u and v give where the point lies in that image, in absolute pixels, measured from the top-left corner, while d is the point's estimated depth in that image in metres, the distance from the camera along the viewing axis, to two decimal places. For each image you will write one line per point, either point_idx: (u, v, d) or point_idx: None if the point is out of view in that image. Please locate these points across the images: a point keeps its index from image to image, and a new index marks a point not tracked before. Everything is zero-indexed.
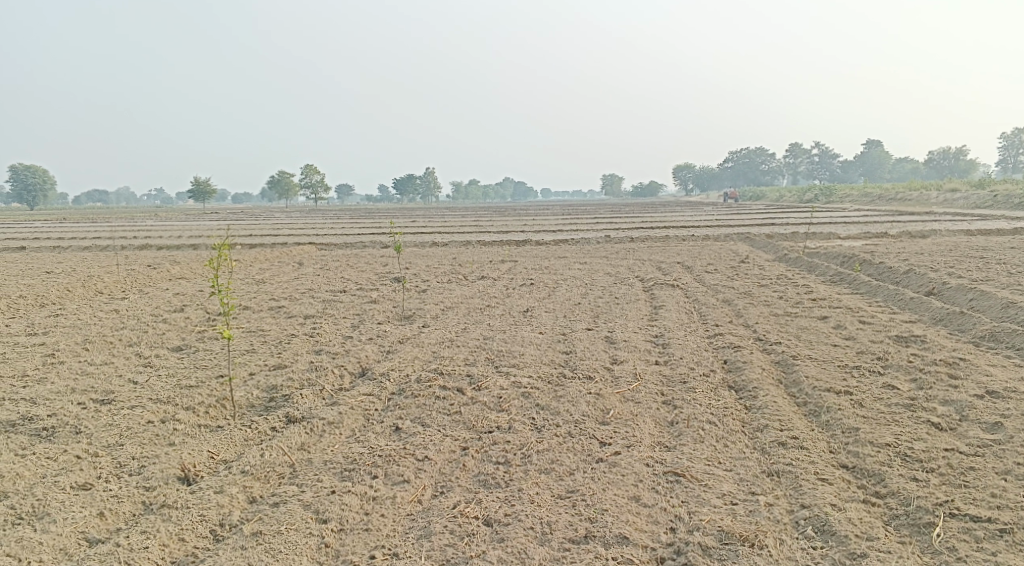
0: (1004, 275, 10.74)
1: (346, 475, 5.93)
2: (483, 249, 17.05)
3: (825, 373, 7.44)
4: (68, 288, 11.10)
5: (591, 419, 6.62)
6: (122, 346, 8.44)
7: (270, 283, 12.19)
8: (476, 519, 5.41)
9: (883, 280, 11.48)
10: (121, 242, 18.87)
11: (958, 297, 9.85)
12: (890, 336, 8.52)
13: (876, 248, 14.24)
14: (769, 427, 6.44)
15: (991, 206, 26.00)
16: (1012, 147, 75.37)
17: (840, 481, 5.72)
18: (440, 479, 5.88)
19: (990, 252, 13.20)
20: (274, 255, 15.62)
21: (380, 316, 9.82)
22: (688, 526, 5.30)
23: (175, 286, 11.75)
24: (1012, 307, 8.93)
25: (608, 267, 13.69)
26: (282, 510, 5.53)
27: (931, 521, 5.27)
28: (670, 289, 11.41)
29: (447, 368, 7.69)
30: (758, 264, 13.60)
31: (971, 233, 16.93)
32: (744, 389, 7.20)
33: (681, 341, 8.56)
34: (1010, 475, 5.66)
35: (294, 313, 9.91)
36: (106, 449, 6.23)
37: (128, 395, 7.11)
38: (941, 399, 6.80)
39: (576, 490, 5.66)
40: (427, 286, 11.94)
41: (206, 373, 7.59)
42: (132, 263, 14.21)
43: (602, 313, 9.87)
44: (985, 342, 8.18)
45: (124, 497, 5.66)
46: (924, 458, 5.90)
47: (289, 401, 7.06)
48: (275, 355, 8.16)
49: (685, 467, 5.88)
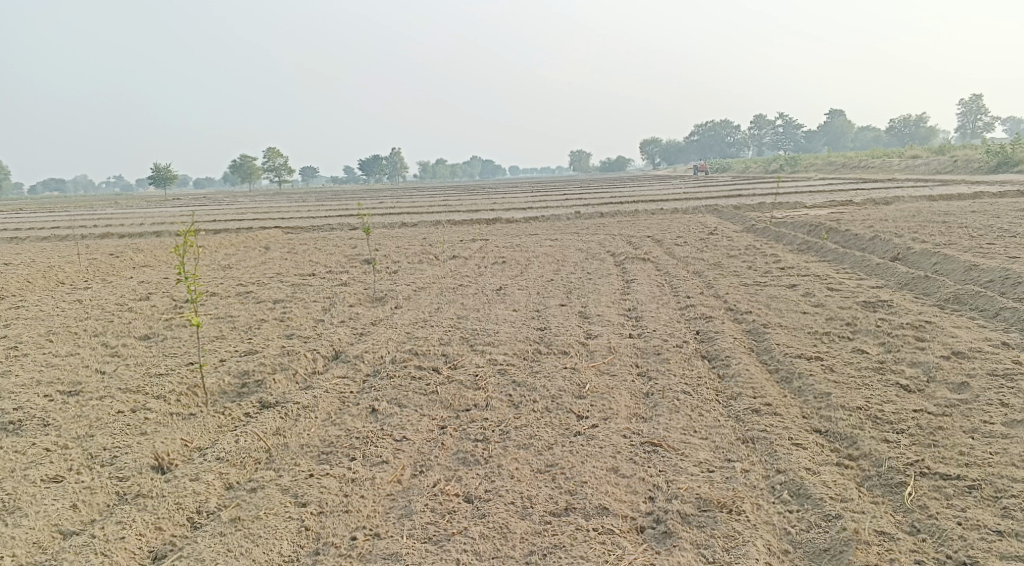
0: (966, 239, 10.96)
1: (324, 458, 5.89)
2: (454, 228, 16.93)
3: (796, 340, 7.54)
4: (28, 279, 10.82)
5: (568, 393, 6.64)
6: (87, 336, 8.26)
7: (237, 268, 12.01)
8: (457, 497, 5.42)
9: (850, 248, 11.64)
10: (81, 231, 18.41)
11: (922, 262, 10.03)
12: (858, 302, 8.66)
13: (841, 216, 14.41)
14: (743, 395, 6.52)
15: (952, 171, 26.44)
16: (970, 114, 76.88)
17: (814, 445, 5.81)
18: (419, 458, 5.87)
19: (952, 215, 13.49)
20: (240, 240, 15.38)
21: (352, 298, 9.73)
22: (667, 494, 5.36)
23: (140, 274, 11.51)
24: (975, 269, 9.12)
25: (579, 243, 13.70)
26: (260, 495, 5.48)
27: (903, 480, 5.38)
28: (641, 263, 11.45)
29: (421, 348, 7.65)
30: (727, 235, 13.71)
31: (933, 199, 17.17)
32: (717, 359, 7.28)
33: (654, 314, 8.62)
34: (977, 433, 5.80)
35: (263, 298, 9.78)
36: (77, 440, 6.11)
37: (96, 385, 6.96)
38: (909, 362, 6.93)
39: (555, 464, 5.68)
40: (398, 267, 11.85)
41: (176, 361, 7.46)
42: (94, 252, 13.89)
43: (575, 289, 9.88)
44: (949, 305, 8.34)
45: (96, 488, 5.57)
46: (894, 419, 6.02)
47: (262, 386, 6.98)
48: (245, 340, 8.05)
49: (662, 437, 5.93)
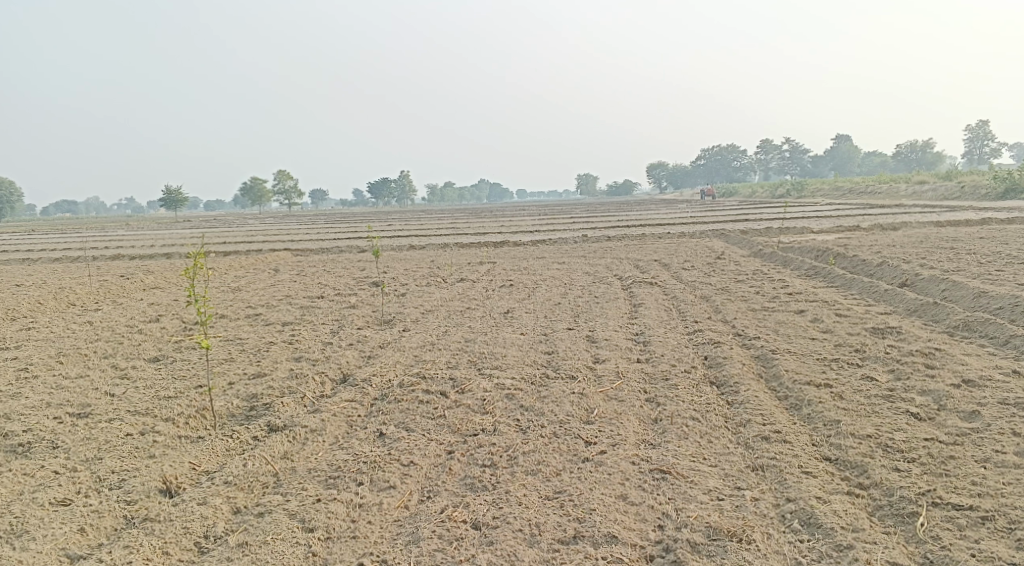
0: (974, 265, 10.94)
1: (332, 483, 5.88)
2: (462, 251, 16.98)
3: (804, 366, 7.52)
4: (39, 300, 10.89)
5: (576, 419, 6.63)
6: (97, 358, 8.30)
7: (246, 290, 12.07)
8: (465, 523, 5.39)
9: (858, 273, 11.63)
10: (92, 252, 18.53)
11: (931, 288, 10.01)
12: (867, 328, 8.63)
13: (849, 241, 14.41)
14: (752, 422, 6.49)
15: (959, 197, 26.45)
16: (977, 139, 76.96)
17: (824, 474, 5.77)
18: (426, 484, 5.85)
19: (960, 241, 13.48)
20: (250, 262, 15.46)
21: (360, 321, 9.76)
22: (677, 522, 5.33)
23: (150, 296, 11.58)
24: (984, 296, 9.09)
25: (586, 266, 13.73)
26: (268, 520, 5.47)
27: (914, 510, 5.34)
28: (649, 287, 11.45)
29: (429, 372, 7.65)
30: (734, 260, 13.72)
31: (941, 224, 17.17)
32: (725, 385, 7.26)
33: (662, 339, 8.61)
34: (989, 463, 5.76)
35: (272, 321, 9.81)
36: (85, 463, 6.12)
37: (105, 407, 6.98)
38: (919, 389, 6.90)
39: (563, 491, 5.66)
40: (406, 290, 11.89)
41: (185, 383, 7.48)
42: (104, 274, 13.98)
43: (582, 313, 9.88)
44: (958, 332, 8.31)
45: (104, 511, 5.57)
46: (905, 448, 5.98)
47: (271, 409, 6.98)
48: (254, 363, 8.07)
49: (670, 464, 5.91)
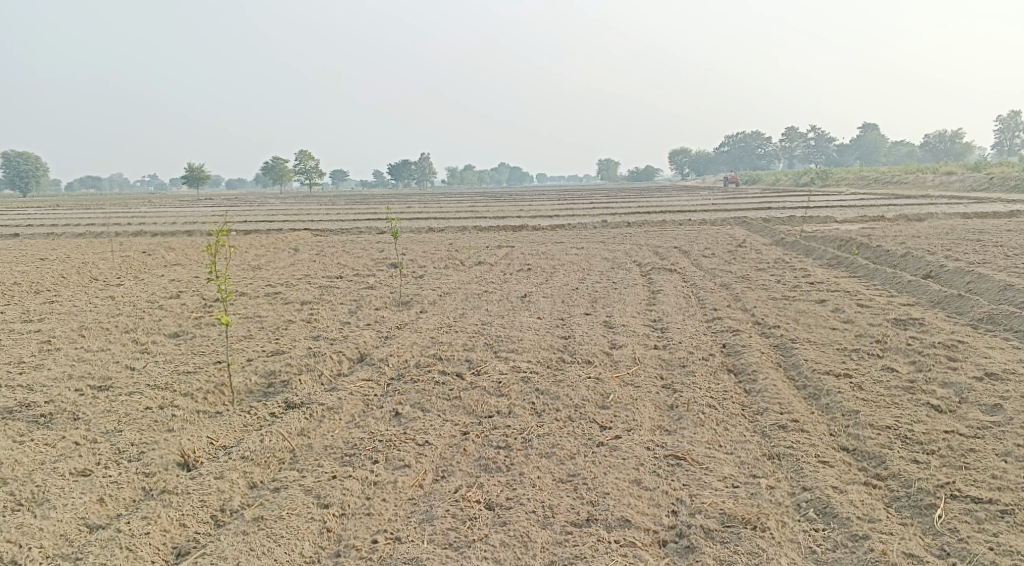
0: (1001, 258, 10.75)
1: (347, 460, 5.92)
2: (481, 235, 16.96)
3: (824, 356, 7.44)
4: (63, 274, 11.03)
5: (591, 403, 6.61)
6: (119, 332, 8.39)
7: (266, 269, 12.15)
8: (478, 503, 5.41)
9: (881, 264, 11.49)
10: (116, 229, 18.70)
11: (955, 280, 9.86)
12: (888, 319, 8.52)
13: (873, 232, 14.23)
14: (769, 410, 6.45)
15: (988, 189, 26.00)
16: (1008, 130, 75.47)
17: (841, 464, 5.72)
18: (441, 463, 5.87)
19: (987, 234, 13.25)
20: (270, 241, 15.54)
21: (378, 301, 9.78)
22: (691, 508, 5.31)
23: (171, 272, 11.69)
24: (1010, 289, 8.94)
25: (605, 252, 13.67)
26: (283, 495, 5.52)
27: (932, 502, 5.28)
28: (668, 273, 11.38)
29: (445, 353, 7.66)
30: (755, 248, 13.59)
31: (968, 216, 16.89)
32: (743, 373, 7.20)
33: (680, 325, 8.56)
34: (1010, 457, 5.67)
35: (291, 299, 9.87)
36: (105, 435, 6.20)
37: (126, 381, 7.06)
38: (940, 382, 6.80)
39: (577, 474, 5.65)
40: (424, 272, 11.91)
41: (204, 359, 7.55)
42: (127, 250, 14.11)
43: (600, 298, 9.85)
44: (983, 325, 8.19)
45: (123, 482, 5.64)
46: (924, 440, 5.91)
47: (288, 387, 7.03)
48: (272, 341, 8.13)
49: (686, 451, 5.88)
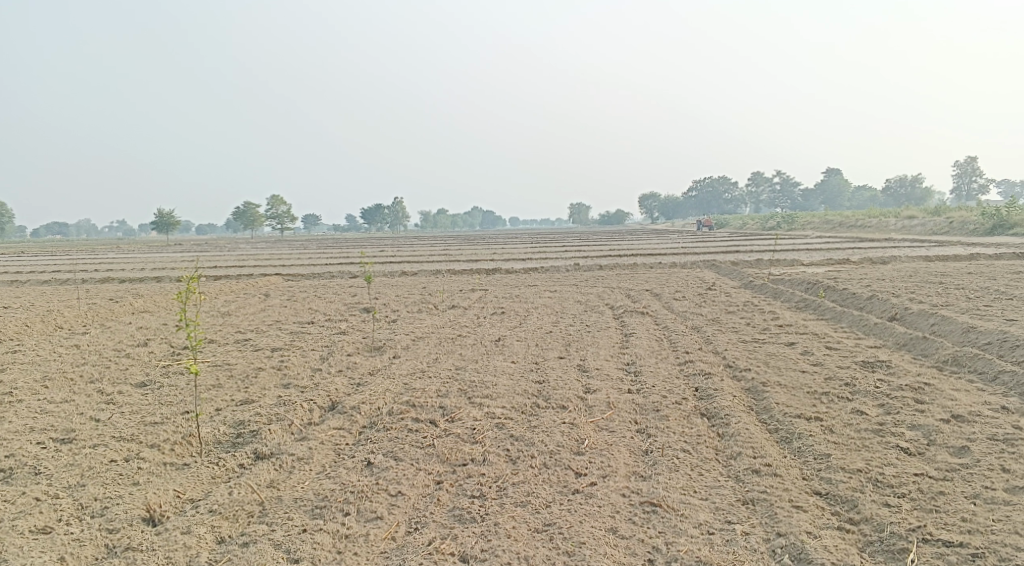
0: (963, 300, 11.01)
1: (318, 512, 5.81)
2: (453, 278, 16.96)
3: (795, 399, 7.50)
4: (26, 323, 10.80)
5: (566, 449, 6.58)
6: (83, 382, 8.21)
7: (237, 315, 12.03)
8: (452, 556, 5.33)
9: (848, 306, 11.69)
10: (82, 275, 18.34)
11: (920, 322, 10.06)
12: (857, 361, 8.65)
13: (838, 274, 14.53)
14: (742, 454, 6.47)
15: (948, 232, 26.73)
16: (966, 176, 77.94)
17: (814, 508, 5.75)
18: (414, 515, 5.79)
19: (949, 276, 13.57)
20: (240, 286, 15.42)
21: (350, 347, 9.71)
22: (667, 557, 5.29)
23: (138, 320, 11.50)
24: (973, 331, 9.15)
25: (577, 295, 13.77)
26: (252, 550, 5.40)
27: (905, 547, 5.32)
28: (640, 316, 11.47)
29: (419, 400, 7.59)
30: (725, 291, 13.79)
31: (929, 259, 17.30)
32: (716, 417, 7.23)
33: (653, 369, 8.60)
34: (979, 499, 5.74)
35: (261, 346, 9.75)
36: (68, 490, 6.03)
37: (90, 433, 6.89)
38: (908, 424, 6.89)
39: (553, 523, 5.60)
40: (397, 316, 11.88)
41: (171, 410, 7.39)
42: (93, 297, 13.87)
43: (574, 342, 9.87)
44: (948, 367, 8.34)
45: (85, 540, 5.48)
46: (895, 483, 5.97)
47: (257, 437, 6.89)
48: (242, 389, 8.00)
49: (661, 497, 5.87)
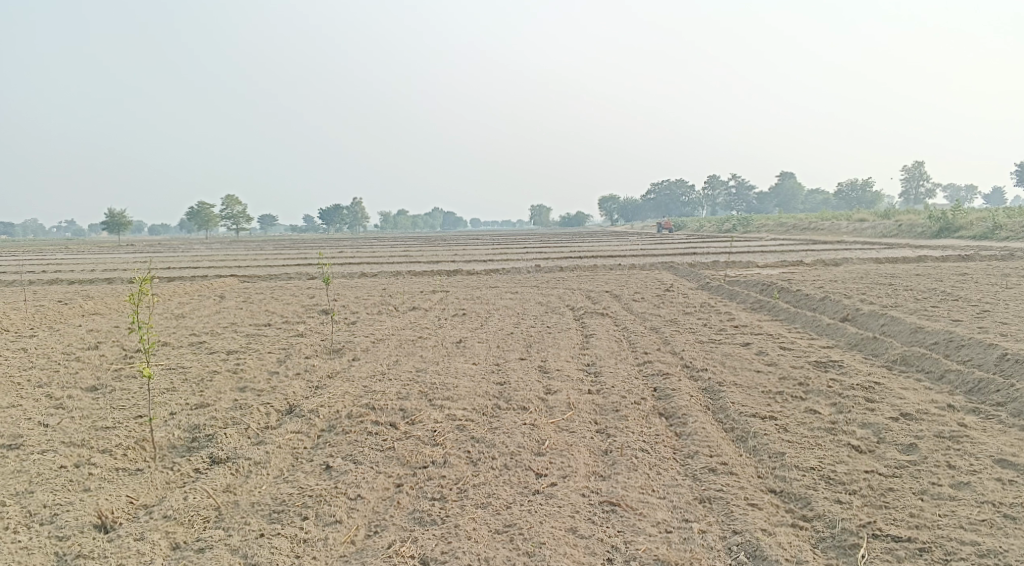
0: (912, 301, 11.34)
1: (275, 517, 5.74)
2: (413, 280, 16.88)
3: (750, 399, 7.64)
4: None
5: (527, 450, 6.61)
6: (30, 387, 7.97)
7: (191, 317, 11.80)
8: (412, 558, 5.32)
9: (802, 307, 11.95)
10: (29, 276, 17.79)
11: (870, 323, 10.33)
12: (810, 361, 8.85)
13: (792, 276, 14.85)
14: (699, 453, 6.57)
15: (898, 235, 27.52)
16: (915, 180, 80.32)
17: (769, 506, 5.87)
18: (374, 518, 5.76)
19: (898, 278, 13.96)
20: (195, 288, 15.12)
21: (308, 349, 9.60)
22: (625, 556, 5.35)
23: (89, 322, 11.21)
24: (920, 331, 9.43)
25: (538, 296, 13.82)
26: (208, 556, 5.31)
27: (856, 542, 5.46)
28: (599, 318, 11.56)
29: (379, 403, 7.54)
30: (683, 292, 13.97)
31: (880, 261, 17.78)
32: (674, 417, 7.32)
33: (612, 370, 8.68)
34: (925, 495, 5.92)
35: (217, 349, 9.58)
36: (15, 497, 5.86)
37: (38, 439, 6.70)
38: (859, 423, 7.07)
39: (513, 524, 5.62)
40: (356, 318, 11.78)
41: (124, 414, 7.23)
42: (42, 299, 13.47)
43: (535, 343, 9.90)
44: (897, 366, 8.58)
45: (34, 548, 5.34)
46: (846, 480, 6.13)
47: (213, 441, 6.77)
48: (196, 393, 7.85)
49: (620, 496, 5.93)
